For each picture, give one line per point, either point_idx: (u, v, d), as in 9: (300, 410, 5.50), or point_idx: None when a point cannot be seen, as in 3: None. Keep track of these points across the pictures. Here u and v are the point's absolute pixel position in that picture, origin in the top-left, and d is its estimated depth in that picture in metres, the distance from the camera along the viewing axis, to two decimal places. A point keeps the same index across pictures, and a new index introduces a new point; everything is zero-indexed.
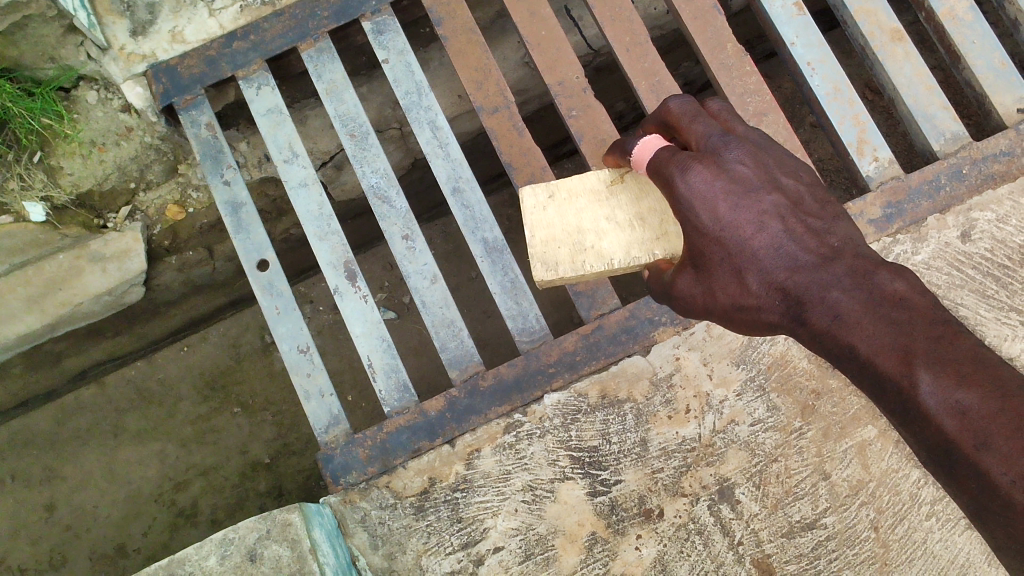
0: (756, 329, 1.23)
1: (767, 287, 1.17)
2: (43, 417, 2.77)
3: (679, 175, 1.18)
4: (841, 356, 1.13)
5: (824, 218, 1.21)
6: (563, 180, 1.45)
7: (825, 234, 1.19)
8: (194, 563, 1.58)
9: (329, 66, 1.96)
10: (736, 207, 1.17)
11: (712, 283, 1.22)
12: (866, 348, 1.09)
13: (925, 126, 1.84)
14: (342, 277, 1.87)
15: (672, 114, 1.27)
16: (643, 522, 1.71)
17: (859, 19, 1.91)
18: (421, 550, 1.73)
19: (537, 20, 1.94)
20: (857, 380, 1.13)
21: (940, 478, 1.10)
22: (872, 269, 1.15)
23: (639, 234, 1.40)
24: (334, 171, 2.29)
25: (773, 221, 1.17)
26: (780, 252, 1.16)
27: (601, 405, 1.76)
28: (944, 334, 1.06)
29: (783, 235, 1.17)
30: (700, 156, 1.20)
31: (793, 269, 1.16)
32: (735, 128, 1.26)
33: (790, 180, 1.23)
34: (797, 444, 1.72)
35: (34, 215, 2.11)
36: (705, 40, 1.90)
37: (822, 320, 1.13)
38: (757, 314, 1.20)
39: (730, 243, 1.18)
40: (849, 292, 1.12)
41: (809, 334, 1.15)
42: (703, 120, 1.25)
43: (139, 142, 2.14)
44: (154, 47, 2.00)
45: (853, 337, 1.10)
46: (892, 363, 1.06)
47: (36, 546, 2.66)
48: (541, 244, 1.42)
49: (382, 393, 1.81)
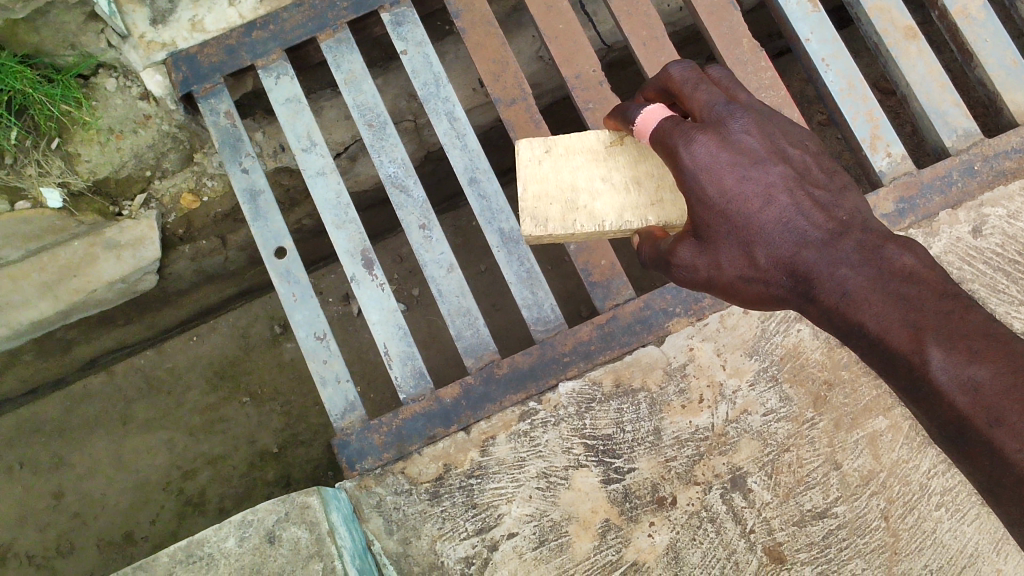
0: (760, 303, 1.26)
1: (774, 262, 1.19)
2: (53, 405, 2.78)
3: (685, 146, 1.19)
4: (851, 333, 1.16)
5: (830, 190, 1.23)
6: (561, 137, 1.46)
7: (833, 208, 1.21)
8: (213, 544, 1.59)
9: (347, 57, 1.98)
10: (744, 179, 1.18)
11: (716, 255, 1.22)
12: (875, 325, 1.13)
13: (937, 122, 1.87)
14: (359, 265, 1.89)
15: (674, 81, 1.27)
16: (657, 510, 1.72)
17: (873, 16, 1.95)
18: (436, 536, 1.74)
19: (555, 13, 1.97)
20: (866, 356, 1.17)
21: (950, 454, 1.15)
22: (880, 242, 1.18)
23: (633, 197, 1.40)
24: (348, 162, 2.31)
25: (781, 195, 1.19)
26: (788, 226, 1.18)
27: (616, 394, 1.78)
28: (954, 309, 1.11)
29: (792, 209, 1.19)
30: (705, 128, 1.20)
31: (801, 244, 1.18)
32: (737, 95, 1.27)
33: (796, 151, 1.24)
34: (809, 434, 1.74)
35: (51, 201, 2.10)
36: (719, 35, 1.95)
37: (832, 296, 1.16)
38: (763, 288, 1.22)
39: (737, 217, 1.19)
40: (858, 267, 1.15)
41: (817, 311, 1.19)
42: (705, 88, 1.25)
43: (156, 130, 2.16)
44: (174, 35, 2.03)
45: (864, 315, 1.14)
46: (903, 340, 1.10)
47: (44, 533, 2.67)
48: (532, 199, 1.42)
49: (398, 380, 1.84)
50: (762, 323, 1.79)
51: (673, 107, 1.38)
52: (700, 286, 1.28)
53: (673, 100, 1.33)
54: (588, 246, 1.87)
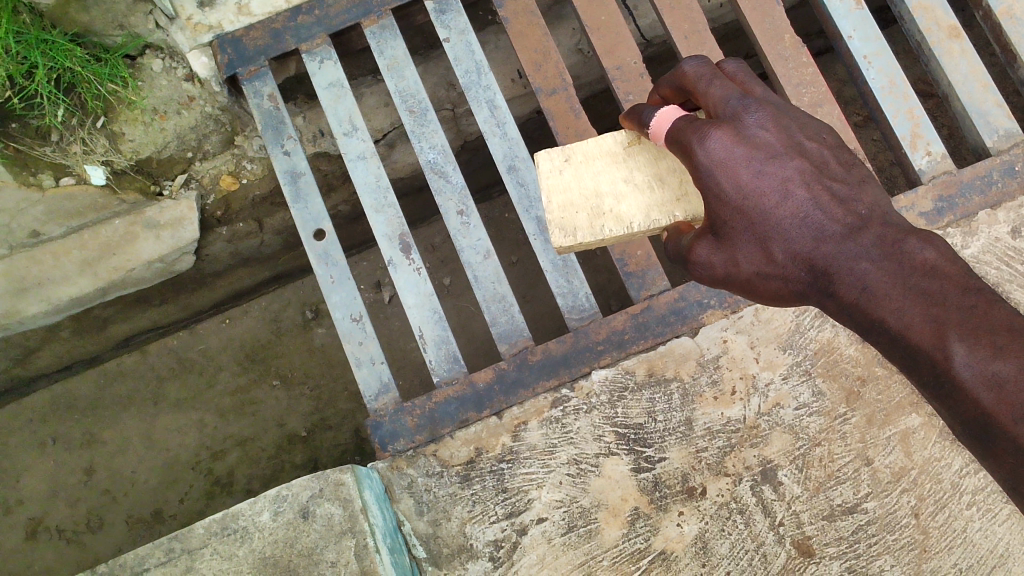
0: (780, 300, 1.22)
1: (793, 257, 1.16)
2: (87, 382, 2.82)
3: (698, 142, 1.17)
4: (872, 330, 1.13)
5: (849, 183, 1.19)
6: (578, 144, 1.46)
7: (852, 201, 1.16)
8: (248, 518, 1.62)
9: (391, 43, 2.02)
10: (760, 174, 1.16)
11: (734, 251, 1.20)
12: (895, 322, 1.09)
13: (979, 122, 1.88)
14: (397, 249, 1.91)
15: (688, 78, 1.25)
16: (686, 500, 1.73)
17: (917, 15, 1.95)
18: (466, 518, 1.75)
19: (598, 5, 1.99)
20: (890, 353, 1.13)
21: (977, 453, 1.10)
22: (902, 236, 1.13)
23: (658, 196, 1.39)
24: (386, 150, 2.34)
25: (798, 188, 1.16)
26: (806, 221, 1.15)
27: (649, 383, 1.79)
28: (978, 304, 1.05)
29: (810, 203, 1.15)
30: (720, 123, 1.18)
31: (819, 239, 1.15)
32: (753, 91, 1.25)
33: (813, 144, 1.21)
34: (840, 430, 1.74)
35: (94, 178, 2.14)
36: (763, 31, 1.95)
37: (853, 292, 1.13)
38: (782, 285, 1.19)
39: (753, 213, 1.16)
40: (878, 262, 1.11)
41: (837, 307, 1.16)
42: (720, 83, 1.23)
43: (199, 112, 2.21)
44: (221, 18, 2.06)
45: (885, 312, 1.10)
46: (924, 336, 1.06)
47: (75, 507, 2.72)
48: (558, 209, 1.41)
49: (432, 363, 1.86)
50: (796, 318, 1.81)
51: (688, 104, 1.36)
52: (718, 282, 1.25)
53: (688, 97, 1.31)
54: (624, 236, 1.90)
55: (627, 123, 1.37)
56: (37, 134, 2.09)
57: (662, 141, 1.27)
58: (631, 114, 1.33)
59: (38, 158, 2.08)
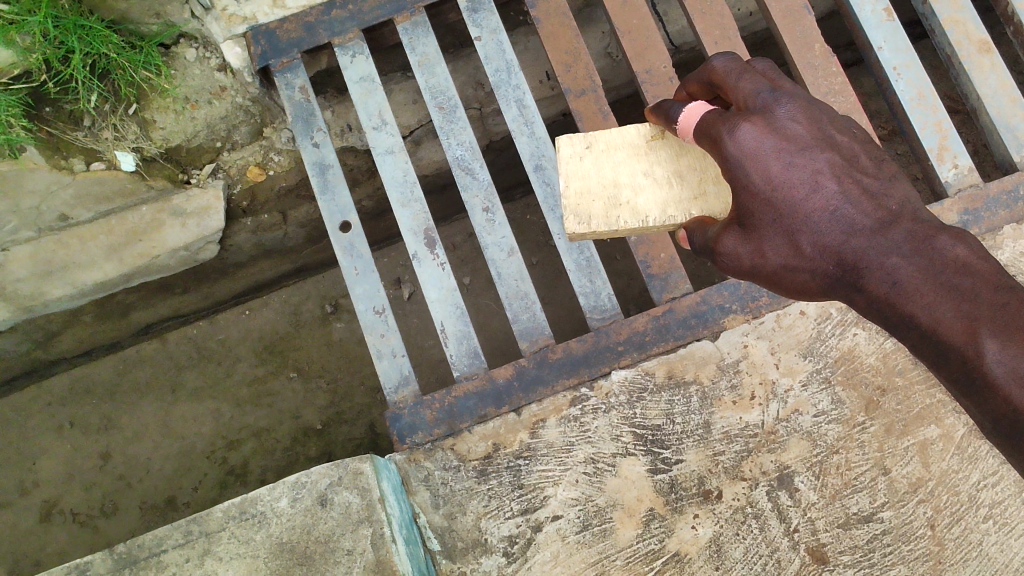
0: (806, 294, 1.22)
1: (821, 250, 1.16)
2: (106, 368, 2.85)
3: (728, 133, 1.18)
4: (900, 324, 1.14)
5: (879, 178, 1.20)
6: (602, 133, 1.46)
7: (882, 197, 1.17)
8: (266, 504, 1.63)
9: (422, 39, 2.04)
10: (790, 167, 1.16)
11: (761, 243, 1.19)
12: (926, 317, 1.10)
13: (1006, 137, 1.89)
14: (422, 243, 1.93)
15: (717, 73, 1.26)
16: (702, 503, 1.73)
17: (948, 28, 1.96)
18: (481, 513, 1.75)
19: (629, 8, 2.00)
20: (917, 349, 1.15)
21: (1004, 450, 1.12)
22: (932, 233, 1.15)
23: (676, 191, 1.40)
24: (412, 146, 2.35)
25: (828, 181, 1.16)
26: (836, 215, 1.15)
27: (668, 385, 1.80)
28: (1010, 301, 1.08)
29: (839, 196, 1.16)
30: (751, 115, 1.19)
31: (849, 233, 1.15)
32: (782, 85, 1.24)
33: (844, 137, 1.21)
34: (859, 438, 1.74)
35: (124, 164, 2.16)
36: (793, 39, 1.96)
37: (882, 286, 1.13)
38: (809, 278, 1.19)
39: (782, 204, 1.17)
40: (909, 258, 1.12)
41: (865, 301, 1.16)
42: (750, 77, 1.23)
43: (230, 102, 2.23)
44: (256, 10, 2.08)
45: (915, 306, 1.11)
46: (957, 332, 1.07)
47: (90, 491, 2.74)
48: (574, 196, 1.42)
49: (452, 358, 1.87)
50: (818, 325, 1.81)
51: (715, 102, 1.36)
52: (743, 274, 1.25)
53: (716, 94, 1.31)
54: (649, 238, 1.91)
55: (652, 117, 1.38)
56: (71, 119, 2.11)
57: (690, 138, 1.29)
58: (658, 110, 1.34)
59: (71, 143, 2.11)
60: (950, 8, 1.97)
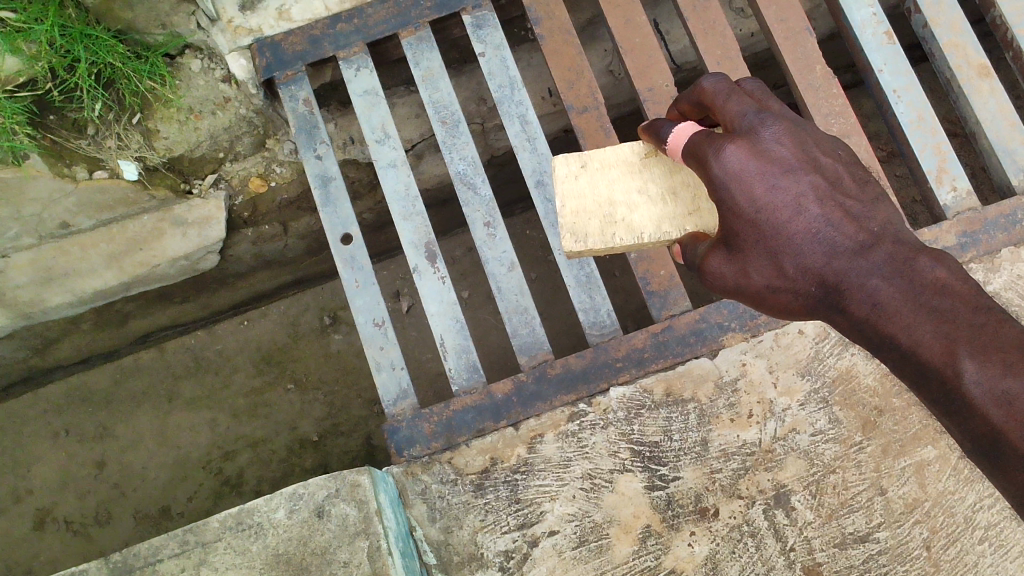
0: (791, 314, 1.23)
1: (804, 272, 1.17)
2: (103, 376, 2.85)
3: (714, 154, 1.17)
4: (882, 344, 1.15)
5: (862, 200, 1.21)
6: (595, 151, 1.47)
7: (865, 219, 1.18)
8: (263, 514, 1.63)
9: (427, 54, 2.05)
10: (774, 189, 1.16)
11: (746, 264, 1.20)
12: (906, 339, 1.12)
13: (1005, 160, 1.91)
14: (422, 257, 1.94)
15: (706, 94, 1.26)
16: (699, 520, 1.73)
17: (948, 52, 1.98)
18: (477, 527, 1.76)
19: (633, 27, 2.02)
20: (899, 368, 1.16)
21: (983, 469, 1.12)
22: (913, 255, 1.16)
23: (671, 208, 1.41)
24: (414, 160, 2.37)
25: (812, 204, 1.17)
26: (819, 237, 1.16)
27: (666, 402, 1.80)
28: (987, 322, 1.08)
29: (823, 219, 1.16)
30: (737, 136, 1.19)
31: (832, 255, 1.16)
32: (770, 106, 1.25)
33: (829, 159, 1.22)
34: (855, 458, 1.75)
35: (127, 173, 2.19)
36: (794, 60, 1.98)
37: (863, 307, 1.15)
38: (792, 298, 1.20)
39: (766, 227, 1.17)
40: (889, 280, 1.14)
41: (847, 321, 1.18)
42: (738, 99, 1.24)
43: (234, 113, 2.22)
44: (261, 22, 2.09)
45: (895, 328, 1.13)
46: (936, 353, 1.09)
47: (84, 500, 2.74)
48: (571, 214, 1.42)
49: (452, 371, 1.88)
50: (816, 344, 1.82)
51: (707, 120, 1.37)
52: (729, 293, 1.26)
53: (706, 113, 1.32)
54: (649, 255, 1.93)
55: (644, 136, 1.38)
56: (74, 128, 2.13)
57: (679, 157, 1.28)
58: (649, 130, 1.34)
59: (73, 151, 2.13)
60: (950, 32, 1.99)
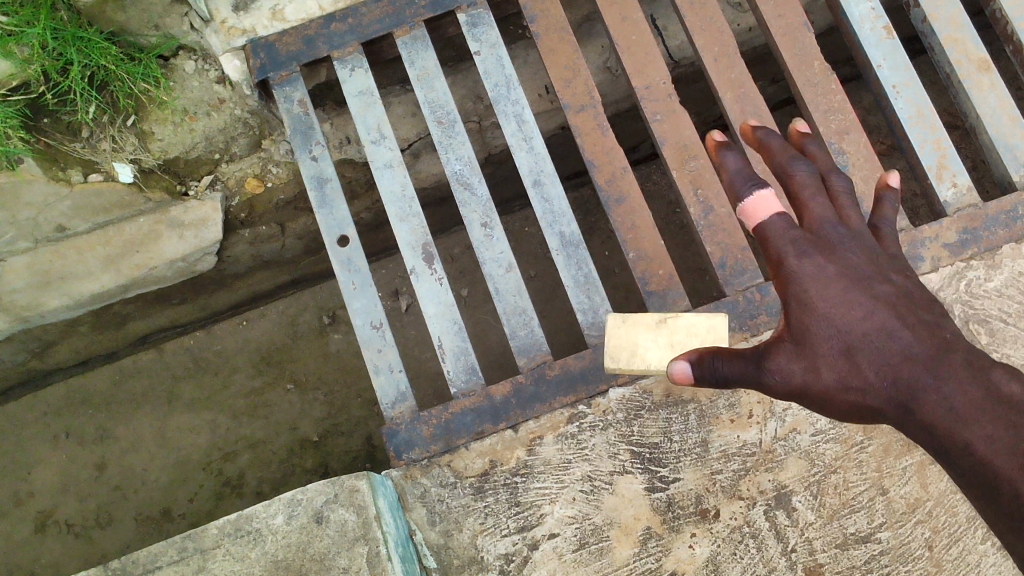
0: (847, 420, 1.02)
1: (879, 374, 0.96)
2: (102, 377, 2.84)
3: (791, 246, 1.01)
4: (958, 464, 0.92)
5: (942, 313, 1.02)
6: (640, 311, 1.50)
7: (941, 327, 0.99)
8: (261, 521, 1.62)
9: (422, 53, 2.04)
10: (850, 290, 0.99)
11: (813, 364, 1.00)
12: (984, 449, 0.89)
13: (1005, 156, 1.89)
14: (420, 258, 1.92)
15: (795, 176, 1.09)
16: (699, 522, 1.72)
17: (947, 47, 1.96)
18: (478, 530, 1.75)
19: (629, 24, 2.00)
20: (971, 490, 0.93)
21: None
22: (988, 365, 0.96)
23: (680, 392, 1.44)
24: (411, 159, 2.35)
25: (887, 305, 0.98)
26: (895, 335, 0.96)
27: (665, 403, 1.79)
28: None
29: (902, 319, 0.97)
30: (813, 234, 1.03)
31: (910, 355, 0.95)
32: (854, 210, 1.08)
33: (904, 273, 1.05)
34: (856, 458, 1.74)
35: (122, 176, 2.17)
36: (793, 56, 1.97)
37: (938, 414, 0.93)
38: (857, 404, 0.98)
39: (838, 324, 0.98)
40: (966, 386, 0.93)
41: (918, 432, 0.95)
42: (824, 198, 1.07)
43: (229, 114, 2.21)
44: (255, 22, 2.07)
45: (976, 439, 0.90)
46: (1011, 463, 0.87)
47: (85, 502, 2.73)
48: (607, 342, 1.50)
49: (450, 374, 1.85)
50: None
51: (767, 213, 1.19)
52: (785, 399, 1.05)
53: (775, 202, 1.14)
54: (647, 255, 1.87)
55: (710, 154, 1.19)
56: (68, 130, 2.11)
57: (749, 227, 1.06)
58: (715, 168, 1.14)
59: (68, 154, 2.11)
60: (949, 26, 1.97)
